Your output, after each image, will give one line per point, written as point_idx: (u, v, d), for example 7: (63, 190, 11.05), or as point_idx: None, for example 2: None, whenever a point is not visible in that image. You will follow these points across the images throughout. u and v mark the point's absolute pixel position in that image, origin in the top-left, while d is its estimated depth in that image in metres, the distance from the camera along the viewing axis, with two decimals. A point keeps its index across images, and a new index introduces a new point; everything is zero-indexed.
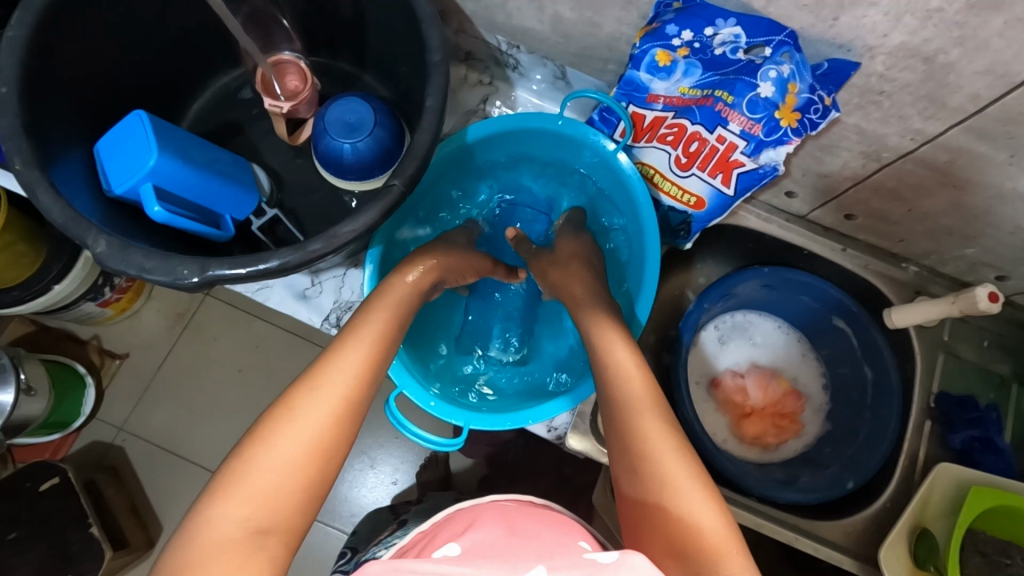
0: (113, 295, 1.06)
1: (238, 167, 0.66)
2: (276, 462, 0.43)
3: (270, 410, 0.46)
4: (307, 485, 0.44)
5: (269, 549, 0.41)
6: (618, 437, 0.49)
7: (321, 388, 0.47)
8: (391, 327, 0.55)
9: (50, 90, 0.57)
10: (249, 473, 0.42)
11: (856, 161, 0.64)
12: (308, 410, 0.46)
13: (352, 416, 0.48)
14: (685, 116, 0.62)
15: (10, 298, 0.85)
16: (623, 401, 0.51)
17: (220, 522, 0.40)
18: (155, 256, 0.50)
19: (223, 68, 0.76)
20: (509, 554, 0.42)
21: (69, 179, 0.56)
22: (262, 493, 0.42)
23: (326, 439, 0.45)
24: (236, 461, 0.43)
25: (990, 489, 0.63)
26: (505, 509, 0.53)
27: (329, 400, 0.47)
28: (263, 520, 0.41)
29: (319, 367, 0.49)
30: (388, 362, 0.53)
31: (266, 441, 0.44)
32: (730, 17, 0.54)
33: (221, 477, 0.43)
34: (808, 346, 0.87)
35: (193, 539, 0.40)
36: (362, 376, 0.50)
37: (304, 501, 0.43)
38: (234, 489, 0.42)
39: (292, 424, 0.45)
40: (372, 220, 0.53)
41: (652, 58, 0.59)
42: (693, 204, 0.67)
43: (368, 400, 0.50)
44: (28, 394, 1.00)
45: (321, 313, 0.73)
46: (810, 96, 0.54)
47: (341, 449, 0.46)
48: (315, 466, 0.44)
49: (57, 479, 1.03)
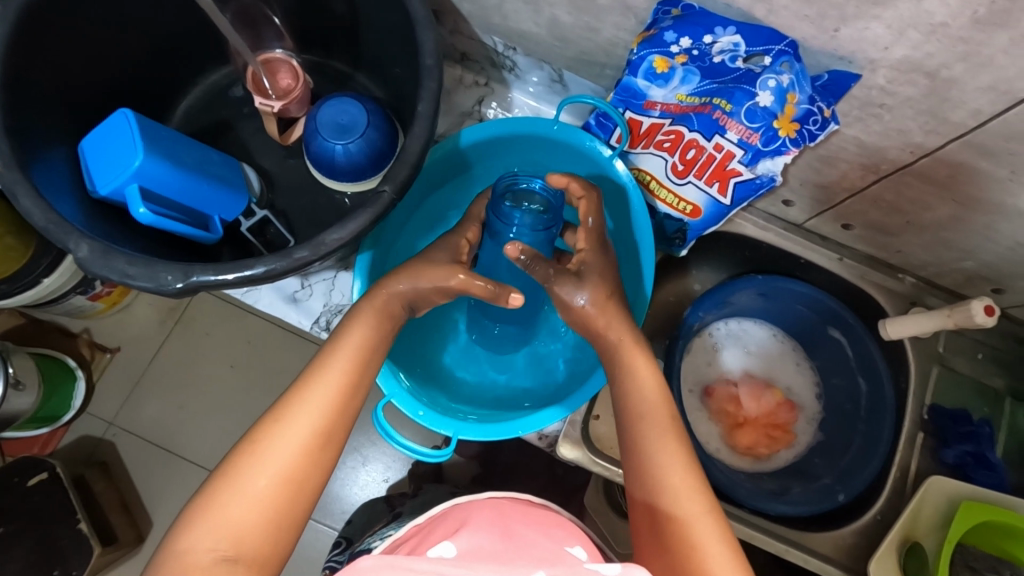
0: (102, 289, 1.04)
1: (228, 167, 0.65)
2: (243, 495, 0.44)
3: (242, 439, 0.47)
4: (275, 517, 0.44)
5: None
6: (636, 458, 0.52)
7: (289, 420, 0.47)
8: (370, 351, 0.53)
9: (33, 86, 0.55)
10: (220, 506, 0.44)
11: (855, 173, 0.63)
12: (276, 444, 0.46)
13: (325, 446, 0.48)
14: (682, 123, 0.61)
15: None
16: (643, 424, 0.53)
17: (189, 553, 0.42)
18: (138, 261, 0.49)
19: (213, 64, 0.75)
20: (506, 564, 0.42)
21: (51, 179, 0.55)
22: (231, 525, 0.43)
23: (294, 472, 0.46)
24: (207, 491, 0.44)
25: (982, 504, 0.63)
26: (500, 509, 0.52)
27: (297, 432, 0.47)
28: (230, 550, 0.43)
29: (291, 395, 0.49)
30: (365, 385, 0.52)
31: (234, 476, 0.45)
32: (730, 26, 0.53)
33: (193, 505, 0.44)
34: (802, 355, 0.87)
35: (166, 568, 0.42)
36: (333, 406, 0.49)
37: (272, 531, 0.44)
38: (203, 521, 0.43)
39: (262, 459, 0.45)
40: (360, 227, 0.52)
41: (649, 65, 0.58)
42: (689, 212, 0.66)
43: (342, 430, 0.49)
44: (17, 389, 0.98)
45: (311, 316, 0.72)
46: (810, 107, 0.54)
47: (312, 478, 0.47)
48: (283, 498, 0.45)
49: (45, 474, 1.03)
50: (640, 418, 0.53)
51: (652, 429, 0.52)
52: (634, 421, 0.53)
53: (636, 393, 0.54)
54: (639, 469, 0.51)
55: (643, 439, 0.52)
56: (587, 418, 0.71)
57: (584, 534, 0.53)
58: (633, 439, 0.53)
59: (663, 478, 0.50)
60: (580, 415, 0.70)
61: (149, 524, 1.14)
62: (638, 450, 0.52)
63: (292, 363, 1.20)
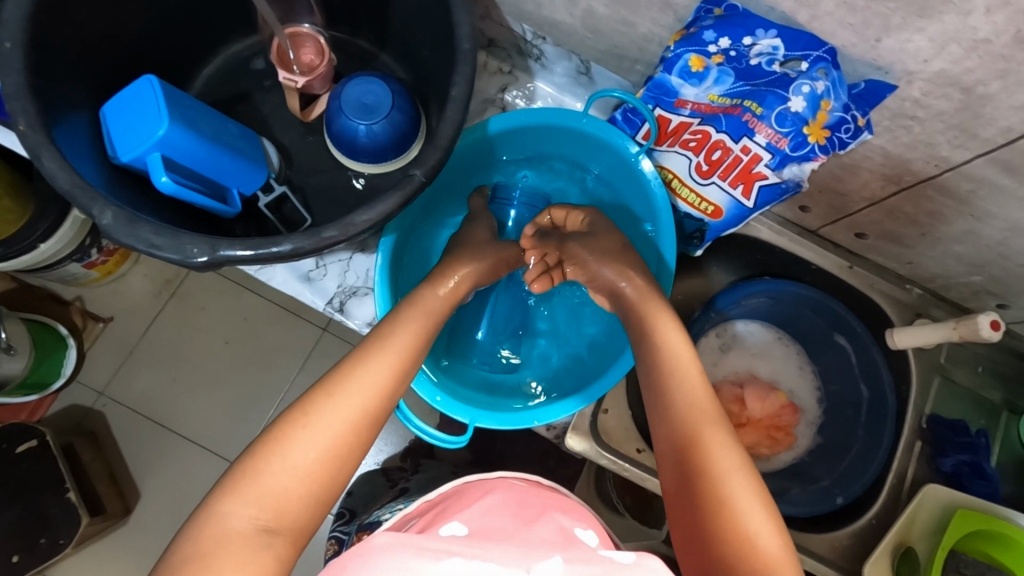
0: (100, 257, 1.05)
1: (248, 140, 0.64)
2: (289, 466, 0.44)
3: (290, 410, 0.47)
4: (316, 492, 0.44)
5: (271, 550, 0.41)
6: (659, 407, 0.52)
7: (343, 396, 0.47)
8: (423, 333, 0.56)
9: (56, 47, 0.54)
10: (262, 475, 0.43)
11: (876, 183, 0.64)
12: (325, 419, 0.46)
13: (371, 427, 0.48)
14: (711, 124, 0.61)
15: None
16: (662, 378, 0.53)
17: (230, 517, 0.41)
18: (164, 232, 0.48)
19: (235, 35, 0.74)
20: (521, 546, 0.42)
21: (72, 142, 0.54)
22: (275, 496, 0.43)
23: (341, 448, 0.46)
24: (251, 459, 0.44)
25: (976, 513, 0.65)
26: (512, 493, 0.53)
27: (348, 410, 0.47)
28: (270, 521, 0.42)
29: (345, 374, 0.49)
30: (411, 375, 0.53)
31: (280, 446, 0.44)
32: (772, 28, 0.52)
33: (237, 472, 0.43)
34: (806, 359, 0.87)
35: (202, 534, 0.41)
36: (386, 387, 0.50)
37: (311, 508, 0.44)
38: (246, 488, 0.42)
39: (313, 430, 0.45)
40: (390, 209, 0.52)
41: (685, 63, 0.58)
42: (710, 213, 0.66)
43: (388, 412, 0.50)
44: (8, 353, 0.97)
45: (325, 296, 0.71)
46: (844, 115, 0.53)
47: (355, 457, 0.47)
48: (326, 476, 0.45)
49: (35, 442, 1.03)
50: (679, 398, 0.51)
51: (674, 377, 0.52)
52: (658, 375, 0.53)
53: (654, 351, 0.55)
54: (679, 447, 0.48)
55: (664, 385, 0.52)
56: (596, 413, 0.71)
57: (597, 522, 0.54)
58: (658, 387, 0.53)
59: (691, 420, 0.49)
60: (589, 410, 0.70)
61: (137, 497, 1.14)
62: (664, 397, 0.51)
63: (288, 342, 1.20)
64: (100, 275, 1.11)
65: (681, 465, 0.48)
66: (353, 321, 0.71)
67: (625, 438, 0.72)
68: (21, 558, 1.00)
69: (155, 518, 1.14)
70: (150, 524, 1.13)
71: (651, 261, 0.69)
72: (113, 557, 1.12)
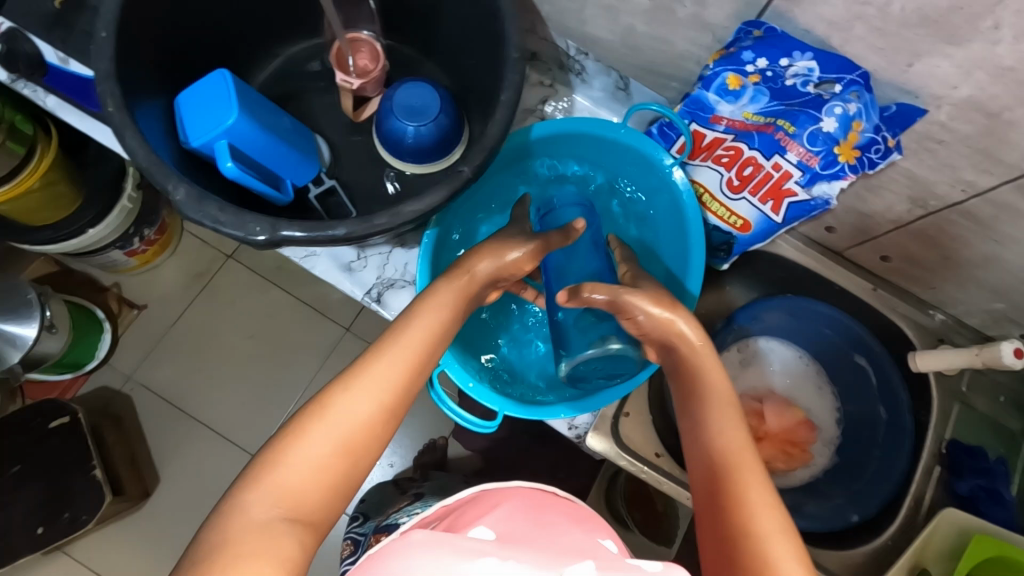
0: (141, 245, 1.15)
1: (302, 135, 0.68)
2: (307, 458, 0.46)
3: (309, 405, 0.49)
4: (333, 482, 0.46)
5: (292, 537, 0.43)
6: (692, 417, 0.54)
7: (356, 390, 0.50)
8: (438, 329, 0.57)
9: (141, 39, 0.59)
10: (282, 466, 0.45)
11: (901, 206, 0.66)
12: (344, 409, 0.49)
13: (387, 420, 0.50)
14: (743, 141, 0.63)
15: (45, 236, 0.99)
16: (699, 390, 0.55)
17: (253, 506, 0.43)
18: (230, 211, 0.52)
19: (295, 39, 0.79)
20: (548, 553, 0.42)
21: (150, 125, 0.58)
22: (293, 486, 0.45)
23: (357, 441, 0.48)
24: (273, 451, 0.46)
25: (992, 539, 0.65)
26: (526, 501, 0.53)
27: (363, 403, 0.49)
28: (290, 510, 0.44)
29: (364, 364, 0.52)
30: (425, 371, 0.55)
31: (298, 438, 0.47)
32: (808, 51, 0.55)
33: (258, 463, 0.46)
34: (825, 379, 0.86)
35: (226, 522, 0.42)
36: (400, 382, 0.52)
37: (329, 498, 0.46)
38: (266, 478, 0.45)
39: (334, 420, 0.48)
40: (436, 201, 0.55)
41: (723, 81, 0.60)
42: (739, 226, 0.68)
43: (403, 406, 0.52)
44: (50, 331, 1.05)
45: (364, 286, 0.74)
46: (874, 136, 0.56)
47: (371, 449, 0.49)
48: (343, 466, 0.47)
49: (67, 419, 1.09)
50: (711, 412, 0.53)
51: (711, 392, 0.54)
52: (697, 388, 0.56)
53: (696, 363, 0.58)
54: (702, 450, 0.51)
55: (700, 394, 0.55)
56: (617, 416, 0.73)
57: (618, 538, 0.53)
58: (694, 396, 0.55)
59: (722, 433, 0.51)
60: (610, 412, 0.72)
61: (156, 481, 1.18)
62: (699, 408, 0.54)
63: (310, 338, 1.23)
64: (138, 263, 1.20)
65: (707, 470, 0.49)
66: (389, 311, 0.74)
67: (646, 444, 0.74)
68: (44, 530, 1.06)
69: (170, 503, 1.17)
70: (166, 508, 1.17)
71: (656, 275, 0.74)
72: (130, 537, 1.16)
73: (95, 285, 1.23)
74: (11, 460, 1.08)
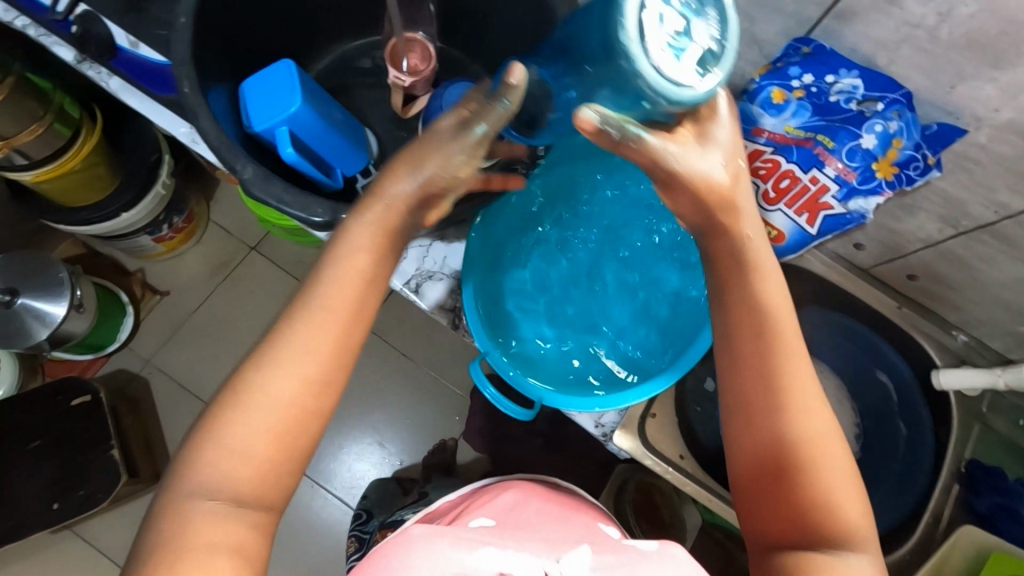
0: (169, 232, 1.18)
1: (353, 127, 0.70)
2: (240, 446, 0.46)
3: (232, 386, 0.47)
4: (270, 461, 0.46)
5: (242, 517, 0.45)
6: (761, 385, 0.49)
7: (275, 369, 0.47)
8: (363, 275, 0.50)
9: (214, 27, 0.62)
10: (218, 454, 0.46)
11: (933, 225, 0.68)
12: (267, 391, 0.46)
13: (316, 394, 0.48)
14: (782, 154, 0.64)
15: (82, 216, 1.02)
16: (767, 352, 0.49)
17: (196, 500, 0.45)
18: (294, 191, 0.55)
19: (349, 37, 0.82)
20: (547, 539, 0.49)
21: (218, 108, 0.61)
22: (232, 472, 0.45)
23: (287, 421, 0.47)
24: (203, 437, 0.46)
25: (1011, 557, 0.66)
26: (527, 493, 0.60)
27: (287, 380, 0.47)
28: (232, 497, 0.45)
29: (278, 339, 0.48)
30: (354, 326, 0.50)
31: (227, 425, 0.46)
32: (854, 69, 0.58)
33: (192, 451, 0.46)
34: (847, 394, 0.83)
35: (175, 511, 0.45)
36: (320, 352, 0.48)
37: (272, 473, 0.47)
38: (202, 469, 0.45)
39: (262, 405, 0.46)
40: (490, 193, 0.57)
41: (767, 95, 0.62)
42: (773, 237, 0.68)
43: (330, 374, 0.48)
44: (79, 311, 1.07)
45: (402, 277, 0.75)
46: (914, 153, 0.58)
47: (307, 422, 0.48)
48: (280, 444, 0.47)
49: (88, 397, 1.11)
50: (778, 383, 0.49)
51: (781, 356, 0.49)
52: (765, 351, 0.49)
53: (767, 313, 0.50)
54: (769, 434, 0.49)
55: (772, 362, 0.49)
56: (645, 415, 0.74)
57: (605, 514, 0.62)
58: (767, 361, 0.49)
59: (791, 415, 0.49)
60: (639, 411, 0.74)
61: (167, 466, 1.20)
62: (772, 377, 0.49)
63: None
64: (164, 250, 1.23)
65: (768, 460, 0.49)
66: (426, 302, 0.76)
67: (671, 444, 0.75)
68: (59, 506, 1.08)
69: None
70: None
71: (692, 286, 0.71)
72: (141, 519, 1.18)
73: (121, 269, 1.26)
74: (29, 435, 1.09)
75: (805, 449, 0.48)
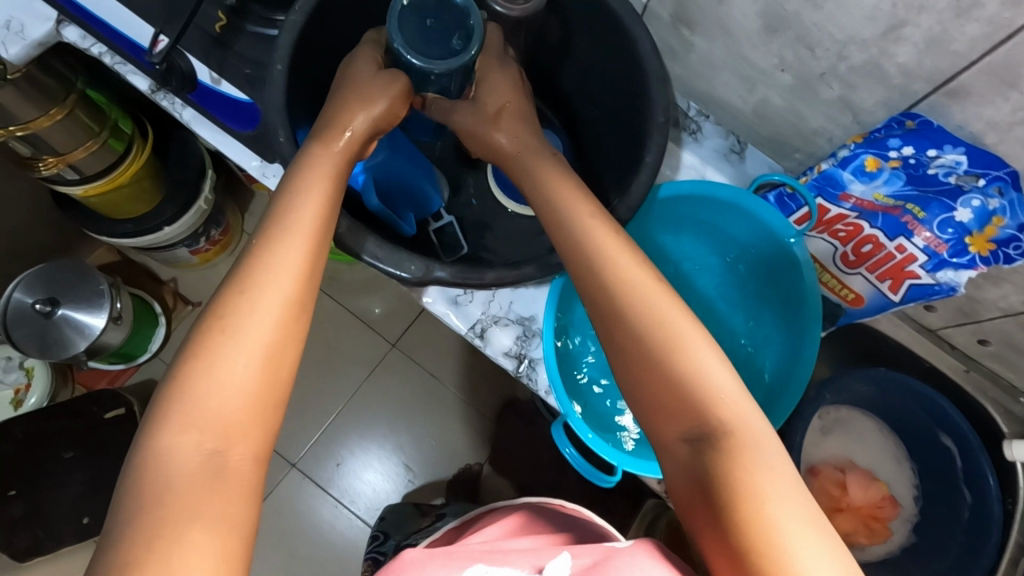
0: (205, 245, 1.17)
1: (427, 172, 0.74)
2: (220, 384, 0.41)
3: (201, 329, 0.43)
4: (258, 397, 0.42)
5: (231, 468, 0.39)
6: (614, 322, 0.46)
7: (254, 294, 0.44)
8: (325, 201, 0.51)
9: (303, 69, 0.62)
10: (198, 398, 0.40)
11: (1016, 297, 0.67)
12: (251, 318, 0.43)
13: (296, 319, 0.45)
14: (867, 220, 0.62)
15: (124, 229, 1.01)
16: (609, 279, 0.48)
17: (174, 453, 0.39)
18: (387, 248, 0.55)
19: None
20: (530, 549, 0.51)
21: None
22: (217, 412, 0.40)
23: (273, 349, 0.43)
24: (178, 386, 0.41)
25: None
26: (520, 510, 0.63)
27: (268, 304, 0.44)
28: (218, 442, 0.40)
29: (251, 269, 0.45)
30: (322, 251, 0.48)
31: (206, 364, 0.41)
32: (961, 145, 0.57)
33: (164, 404, 0.40)
34: (904, 453, 0.86)
35: (148, 474, 0.38)
36: (298, 274, 0.46)
37: (260, 412, 0.42)
38: (178, 417, 0.40)
39: (237, 336, 0.42)
40: None
41: (860, 163, 0.60)
42: (850, 299, 0.71)
43: (306, 297, 0.46)
44: (116, 323, 1.07)
45: (468, 320, 0.73)
46: (1015, 233, 0.55)
47: (289, 350, 0.44)
48: (264, 377, 0.42)
49: (122, 411, 1.11)
50: (631, 299, 0.46)
51: (617, 280, 0.47)
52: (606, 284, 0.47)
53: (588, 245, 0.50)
54: (648, 360, 0.44)
55: (608, 289, 0.47)
56: None
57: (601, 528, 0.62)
58: (612, 289, 0.47)
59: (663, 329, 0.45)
60: None
61: None
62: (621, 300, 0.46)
63: (367, 355, 1.26)
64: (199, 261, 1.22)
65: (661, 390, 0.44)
66: (490, 348, 0.74)
67: None
68: (90, 520, 1.08)
69: None
70: None
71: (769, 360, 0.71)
72: None
73: (154, 278, 1.26)
74: (62, 446, 1.08)
75: (684, 351, 0.44)
